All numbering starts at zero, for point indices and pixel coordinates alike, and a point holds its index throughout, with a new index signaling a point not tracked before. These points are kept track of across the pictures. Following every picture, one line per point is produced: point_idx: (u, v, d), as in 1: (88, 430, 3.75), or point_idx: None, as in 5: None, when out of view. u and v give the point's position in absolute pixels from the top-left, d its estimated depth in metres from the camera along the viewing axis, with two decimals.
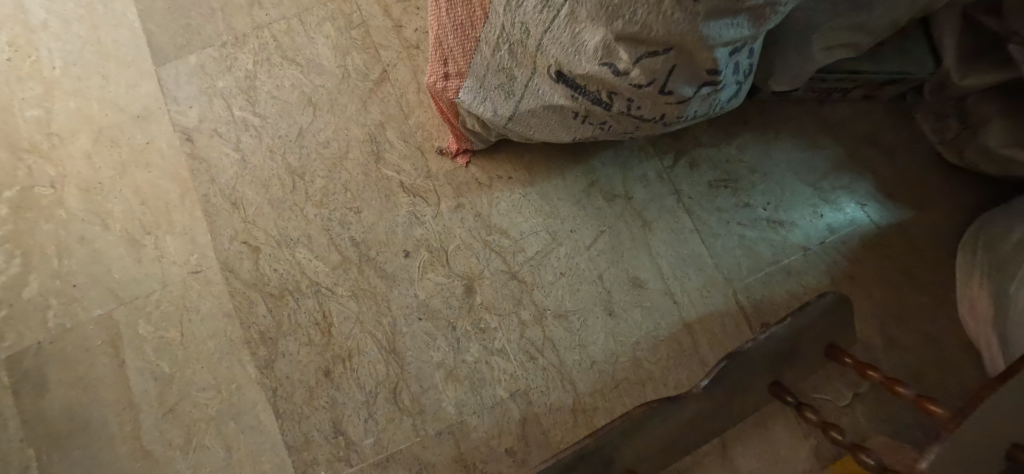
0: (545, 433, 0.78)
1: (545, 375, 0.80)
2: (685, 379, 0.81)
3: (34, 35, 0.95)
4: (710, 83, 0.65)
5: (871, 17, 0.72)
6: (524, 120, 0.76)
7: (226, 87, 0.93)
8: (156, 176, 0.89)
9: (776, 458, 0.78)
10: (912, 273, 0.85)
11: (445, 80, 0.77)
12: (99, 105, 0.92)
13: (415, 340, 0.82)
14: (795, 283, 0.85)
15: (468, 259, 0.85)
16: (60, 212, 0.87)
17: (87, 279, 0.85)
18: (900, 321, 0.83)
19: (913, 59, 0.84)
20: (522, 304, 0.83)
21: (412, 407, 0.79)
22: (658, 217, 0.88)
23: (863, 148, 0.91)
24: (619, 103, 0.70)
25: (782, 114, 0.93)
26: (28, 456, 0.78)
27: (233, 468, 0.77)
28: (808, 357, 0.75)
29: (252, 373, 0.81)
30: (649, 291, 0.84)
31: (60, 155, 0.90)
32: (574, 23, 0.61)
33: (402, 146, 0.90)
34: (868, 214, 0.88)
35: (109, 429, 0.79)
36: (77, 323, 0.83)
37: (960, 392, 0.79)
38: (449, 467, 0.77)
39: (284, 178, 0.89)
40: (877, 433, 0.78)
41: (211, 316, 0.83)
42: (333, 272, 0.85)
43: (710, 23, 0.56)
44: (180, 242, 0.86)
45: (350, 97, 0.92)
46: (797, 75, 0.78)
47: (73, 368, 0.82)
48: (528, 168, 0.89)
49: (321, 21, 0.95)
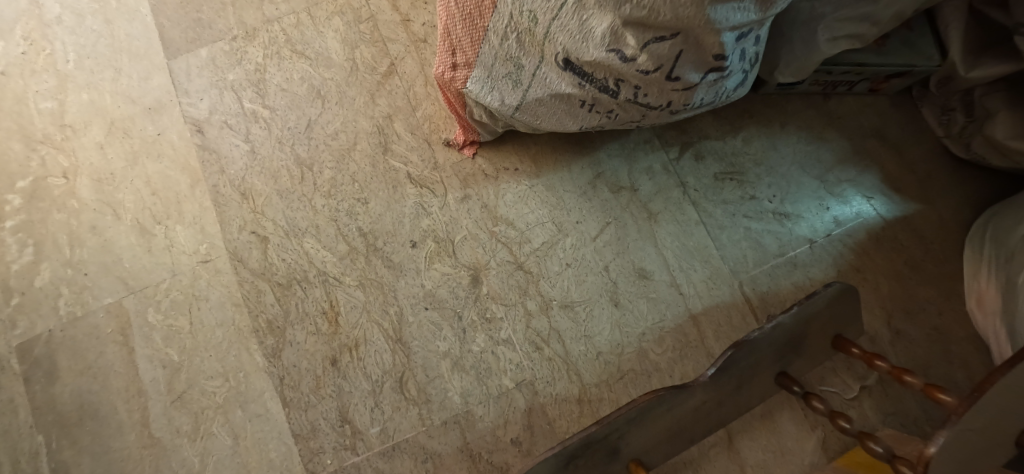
0: (550, 423, 0.79)
1: (550, 366, 0.81)
2: (690, 371, 0.81)
3: (48, 29, 0.97)
4: (716, 69, 0.66)
5: (877, 8, 0.72)
6: (532, 110, 0.77)
7: (237, 80, 0.94)
8: (167, 167, 0.90)
9: (782, 450, 0.78)
10: (919, 266, 0.85)
11: (453, 70, 0.78)
12: (112, 97, 0.93)
13: (422, 329, 0.82)
14: (801, 276, 0.85)
15: (474, 249, 0.86)
16: (72, 202, 0.88)
17: (98, 267, 0.86)
18: (908, 315, 0.83)
19: (919, 52, 0.84)
20: (528, 294, 0.84)
21: (418, 397, 0.80)
22: (663, 209, 0.88)
23: (869, 142, 0.91)
24: (626, 91, 0.70)
25: (787, 107, 0.93)
26: (37, 442, 0.79)
27: (239, 455, 0.78)
28: (817, 348, 0.74)
29: (259, 362, 0.81)
30: (655, 282, 0.85)
31: (72, 147, 0.91)
32: (582, 9, 0.62)
33: (409, 138, 0.91)
34: (875, 207, 0.88)
35: (118, 416, 0.80)
36: (87, 310, 0.84)
37: (967, 386, 0.79)
38: (455, 457, 0.77)
39: (293, 169, 0.89)
40: (885, 426, 0.78)
41: (219, 305, 0.84)
42: (340, 262, 0.85)
43: (717, 7, 0.57)
44: (190, 232, 0.87)
45: (358, 89, 0.93)
46: (802, 66, 0.78)
47: (84, 355, 0.82)
48: (535, 160, 0.90)
49: (330, 16, 0.97)
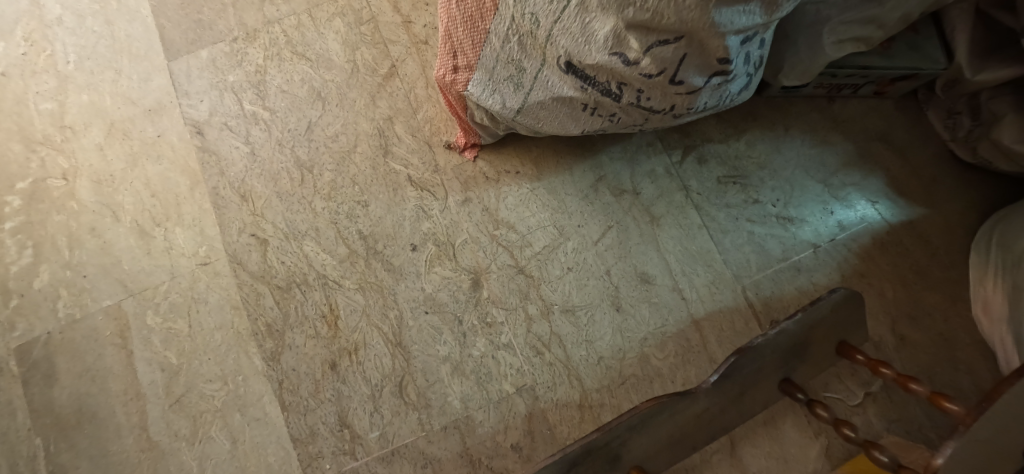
0: (552, 429, 0.78)
1: (551, 371, 0.80)
2: (693, 376, 0.80)
3: (49, 30, 0.97)
4: (721, 73, 0.65)
5: (883, 10, 0.72)
6: (534, 112, 0.76)
7: (238, 81, 0.93)
8: (167, 168, 0.90)
9: (785, 457, 0.77)
10: (924, 272, 0.84)
11: (454, 72, 0.77)
12: (112, 98, 0.93)
13: (421, 333, 0.82)
14: (805, 281, 0.84)
15: (476, 253, 0.85)
16: (72, 203, 0.88)
17: (97, 270, 0.85)
18: (913, 320, 0.82)
19: (925, 55, 0.83)
20: (530, 299, 0.83)
21: (418, 402, 0.79)
22: (666, 212, 0.87)
23: (874, 146, 0.91)
24: (630, 94, 0.69)
25: (792, 111, 0.92)
26: (36, 445, 0.79)
27: (238, 460, 0.77)
28: (821, 355, 0.74)
29: (257, 366, 0.81)
30: (657, 287, 0.84)
31: (72, 148, 0.90)
32: (585, 13, 0.62)
33: (410, 140, 0.90)
34: (880, 211, 0.87)
35: (117, 419, 0.79)
36: (86, 313, 0.83)
37: (973, 393, 0.78)
38: (454, 462, 0.77)
39: (293, 172, 0.89)
40: (890, 433, 0.77)
41: (219, 308, 0.83)
42: (340, 265, 0.85)
43: (722, 10, 0.56)
44: (189, 234, 0.87)
45: (359, 91, 0.93)
46: (807, 69, 0.78)
47: (83, 358, 0.82)
48: (537, 162, 0.89)
49: (332, 18, 0.96)
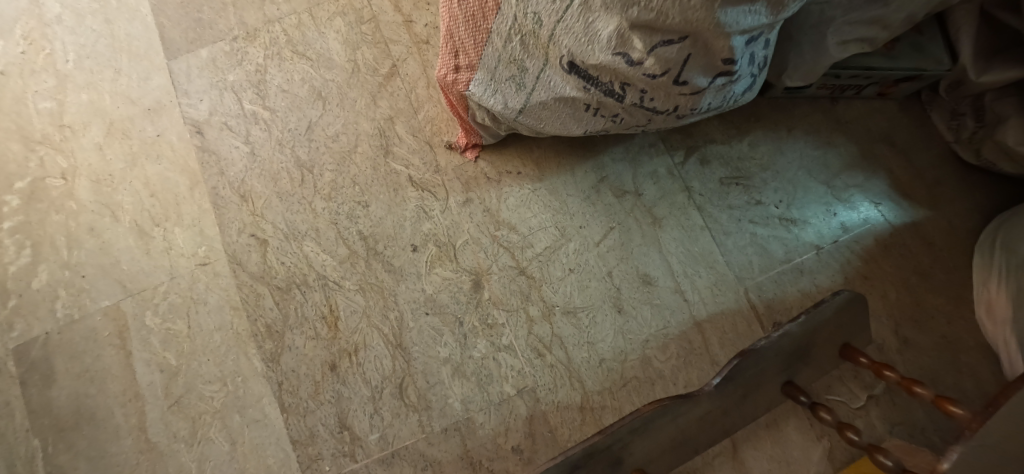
0: (552, 432, 0.77)
1: (552, 373, 0.79)
2: (695, 379, 0.80)
3: (48, 29, 0.96)
4: (725, 73, 0.65)
5: (888, 11, 0.71)
6: (536, 112, 0.76)
7: (238, 80, 0.93)
8: (166, 168, 0.89)
9: (787, 460, 0.76)
10: (928, 274, 0.84)
11: (456, 72, 0.76)
12: (111, 98, 0.92)
13: (422, 334, 0.81)
14: (809, 282, 0.84)
15: (477, 254, 0.85)
16: (70, 203, 0.87)
17: (96, 270, 0.85)
18: (917, 323, 0.81)
19: (929, 56, 0.82)
20: (531, 300, 0.82)
21: (418, 403, 0.78)
22: (668, 214, 0.87)
23: (877, 147, 0.90)
24: (633, 95, 0.69)
25: (795, 112, 0.92)
26: (34, 446, 0.78)
27: (237, 461, 0.77)
28: (824, 358, 0.73)
29: (257, 367, 0.80)
30: (659, 288, 0.83)
31: (71, 147, 0.90)
32: (588, 12, 0.61)
33: (411, 140, 0.90)
34: (883, 213, 0.87)
35: (115, 421, 0.79)
36: (84, 313, 0.83)
37: (977, 396, 0.78)
38: (455, 465, 0.76)
39: (293, 172, 0.88)
40: (893, 436, 0.77)
41: (218, 308, 0.83)
42: (340, 266, 0.84)
43: (728, 10, 0.56)
44: (189, 235, 0.86)
45: (360, 91, 0.92)
46: (810, 70, 0.77)
47: (81, 358, 0.81)
48: (538, 163, 0.89)
49: (332, 17, 0.96)
